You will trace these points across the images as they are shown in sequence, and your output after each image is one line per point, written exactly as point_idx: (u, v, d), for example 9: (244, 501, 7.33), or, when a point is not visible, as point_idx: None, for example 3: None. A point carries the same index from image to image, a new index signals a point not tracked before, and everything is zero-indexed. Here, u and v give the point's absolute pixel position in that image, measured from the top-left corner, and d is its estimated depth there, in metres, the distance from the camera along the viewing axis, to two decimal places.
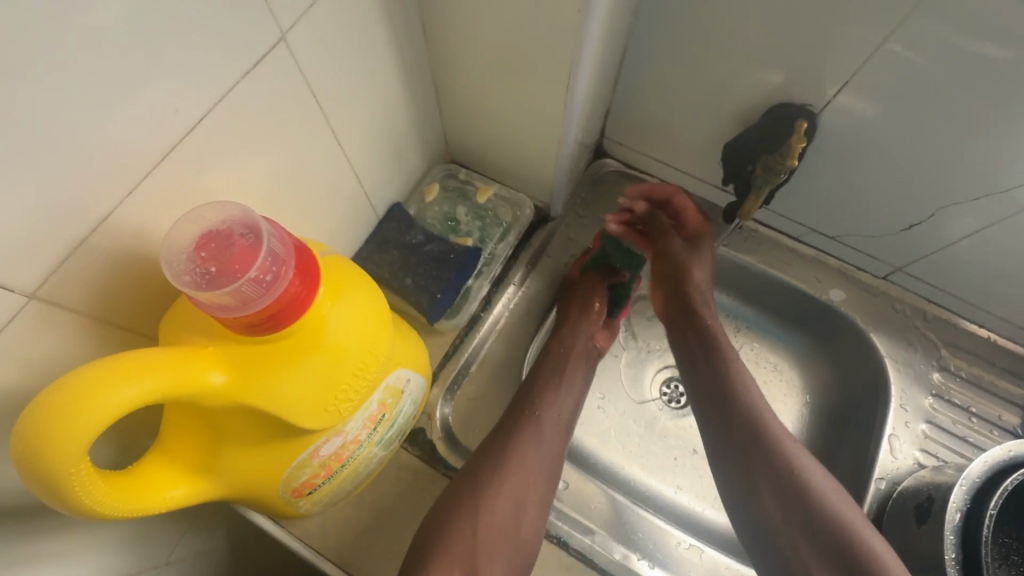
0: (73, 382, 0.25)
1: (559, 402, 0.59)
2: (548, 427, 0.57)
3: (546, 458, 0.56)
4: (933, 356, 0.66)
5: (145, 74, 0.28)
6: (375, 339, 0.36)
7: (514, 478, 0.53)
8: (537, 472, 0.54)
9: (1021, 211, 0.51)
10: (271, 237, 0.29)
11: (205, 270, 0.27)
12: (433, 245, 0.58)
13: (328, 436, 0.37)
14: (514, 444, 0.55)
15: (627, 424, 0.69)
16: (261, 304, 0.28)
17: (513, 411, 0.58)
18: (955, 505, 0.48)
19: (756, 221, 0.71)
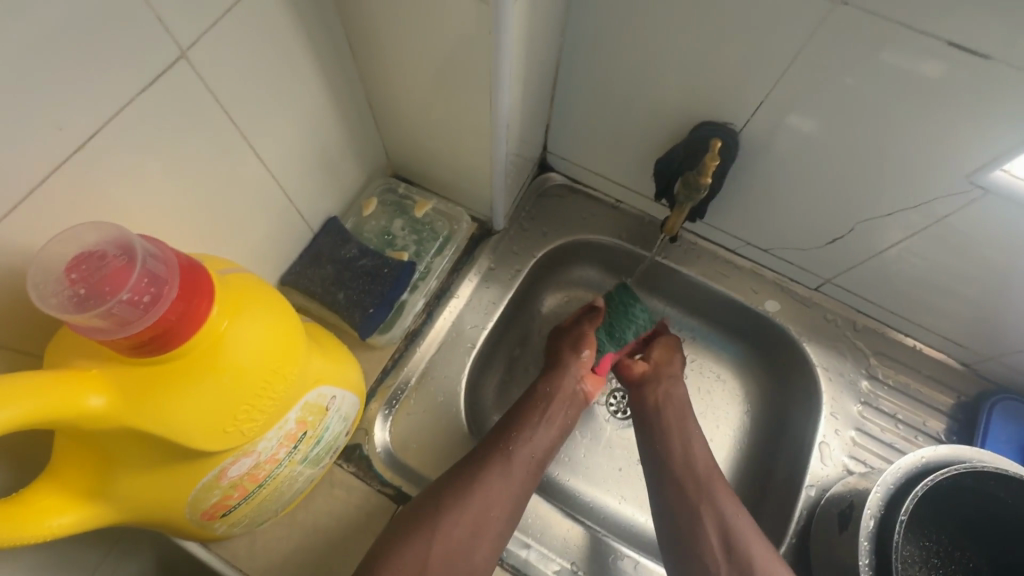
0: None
1: (535, 437, 0.59)
2: (522, 456, 0.58)
3: (513, 491, 0.56)
4: (863, 364, 0.68)
5: (23, 88, 0.27)
6: (282, 358, 0.36)
7: (475, 501, 0.54)
8: (502, 500, 0.55)
9: (929, 225, 0.54)
10: (150, 257, 0.29)
11: (75, 293, 0.26)
12: (369, 259, 0.58)
13: (236, 456, 0.36)
14: (481, 472, 0.55)
15: (572, 434, 0.70)
16: (141, 327, 0.28)
17: (488, 441, 0.58)
18: (869, 512, 0.50)
19: (694, 235, 0.73)
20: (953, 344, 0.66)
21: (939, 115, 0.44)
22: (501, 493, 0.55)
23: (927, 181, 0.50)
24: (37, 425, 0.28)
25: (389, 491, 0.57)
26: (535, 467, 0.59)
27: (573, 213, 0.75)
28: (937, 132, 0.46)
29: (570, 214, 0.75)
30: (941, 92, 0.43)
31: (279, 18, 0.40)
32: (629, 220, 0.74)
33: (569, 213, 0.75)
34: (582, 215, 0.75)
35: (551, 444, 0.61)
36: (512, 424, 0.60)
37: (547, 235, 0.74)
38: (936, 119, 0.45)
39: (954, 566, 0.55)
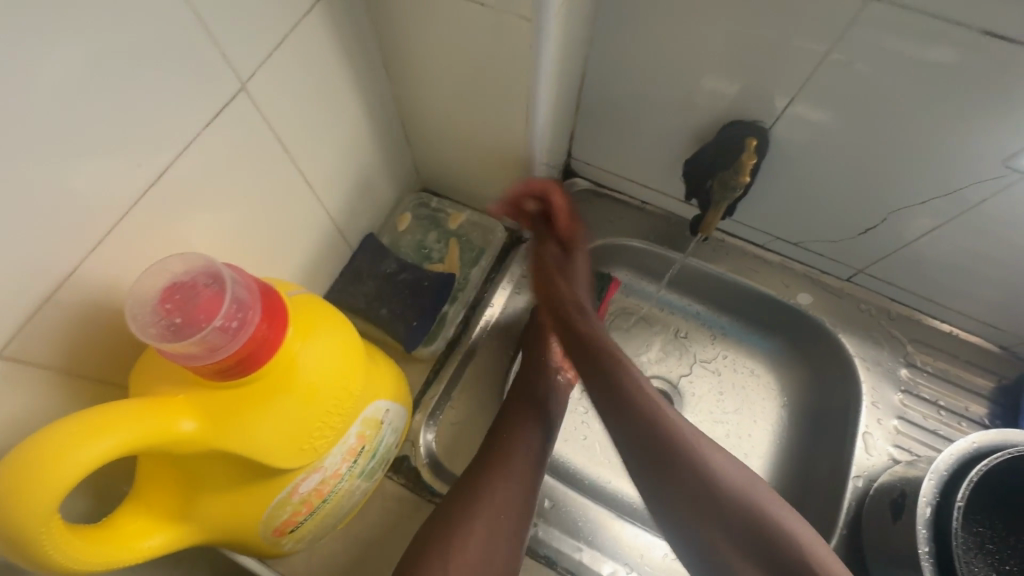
0: (42, 442, 0.25)
1: (528, 432, 0.58)
2: (517, 453, 0.56)
3: (516, 486, 0.54)
4: (900, 353, 0.68)
5: (107, 131, 0.29)
6: (347, 375, 0.37)
7: (483, 501, 0.52)
8: (507, 493, 0.53)
9: (967, 211, 0.54)
10: (237, 285, 0.30)
11: (173, 323, 0.28)
12: (408, 273, 0.59)
13: (307, 473, 0.37)
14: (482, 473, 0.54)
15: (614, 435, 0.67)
16: (229, 351, 0.28)
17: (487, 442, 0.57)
18: (925, 500, 0.49)
19: (722, 232, 0.74)
20: (991, 328, 0.66)
21: (973, 103, 0.45)
22: (507, 488, 0.54)
23: (962, 169, 0.50)
24: (134, 451, 0.29)
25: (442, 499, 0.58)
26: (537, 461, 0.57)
27: (599, 216, 0.76)
28: (971, 120, 0.46)
29: (597, 218, 0.76)
30: (975, 81, 0.43)
31: (325, 46, 0.41)
32: (656, 221, 0.75)
33: (595, 217, 0.76)
34: (608, 218, 0.76)
35: (545, 437, 0.59)
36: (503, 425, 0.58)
37: None
38: (973, 107, 0.45)
39: (1010, 552, 0.55)
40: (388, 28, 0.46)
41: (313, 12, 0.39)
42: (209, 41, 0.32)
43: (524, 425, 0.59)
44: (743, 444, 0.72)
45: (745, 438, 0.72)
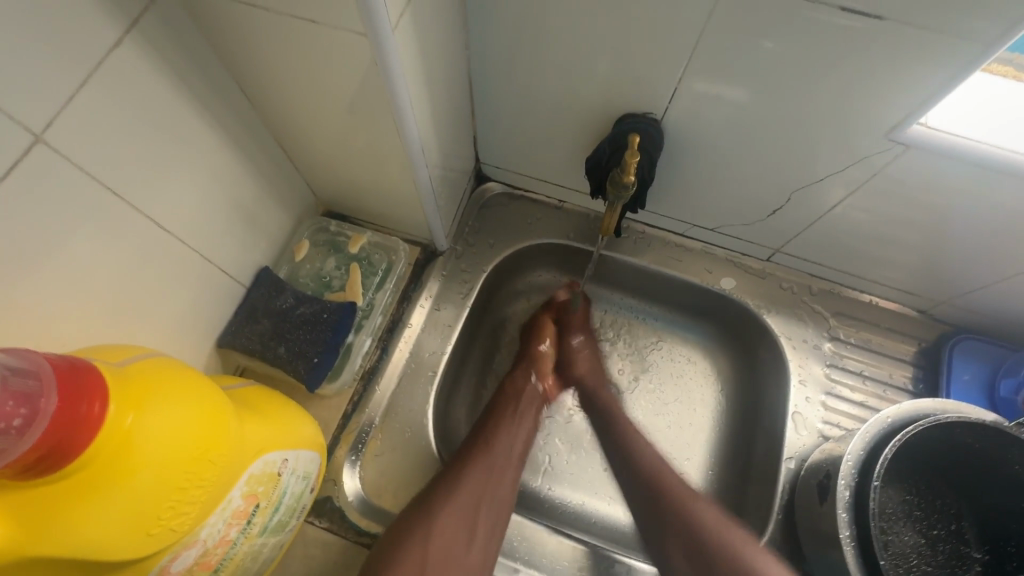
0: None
1: (510, 436, 0.60)
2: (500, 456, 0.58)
3: (500, 486, 0.56)
4: (824, 328, 0.68)
5: None
6: (207, 441, 0.34)
7: (461, 500, 0.54)
8: (486, 493, 0.55)
9: (869, 178, 0.52)
10: (15, 374, 0.27)
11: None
12: (306, 307, 0.55)
13: (175, 551, 0.34)
14: (467, 474, 0.55)
15: (553, 444, 0.69)
16: (22, 452, 0.26)
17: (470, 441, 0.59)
18: (844, 482, 0.50)
19: (641, 224, 0.72)
20: (908, 295, 0.66)
21: (841, 81, 0.44)
22: (490, 488, 0.56)
23: (847, 146, 0.50)
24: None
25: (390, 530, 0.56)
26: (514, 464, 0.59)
27: (517, 220, 0.73)
28: (842, 99, 0.45)
29: (514, 222, 0.73)
30: (835, 60, 0.42)
31: (150, 80, 0.38)
32: (575, 219, 0.73)
33: (512, 221, 0.73)
34: (526, 220, 0.73)
35: (521, 439, 0.61)
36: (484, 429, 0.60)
37: (494, 246, 0.72)
38: (843, 86, 0.44)
39: (938, 515, 0.55)
40: (231, 52, 0.43)
41: (120, 46, 0.35)
42: None
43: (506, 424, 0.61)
44: (684, 434, 0.71)
45: (687, 427, 0.71)
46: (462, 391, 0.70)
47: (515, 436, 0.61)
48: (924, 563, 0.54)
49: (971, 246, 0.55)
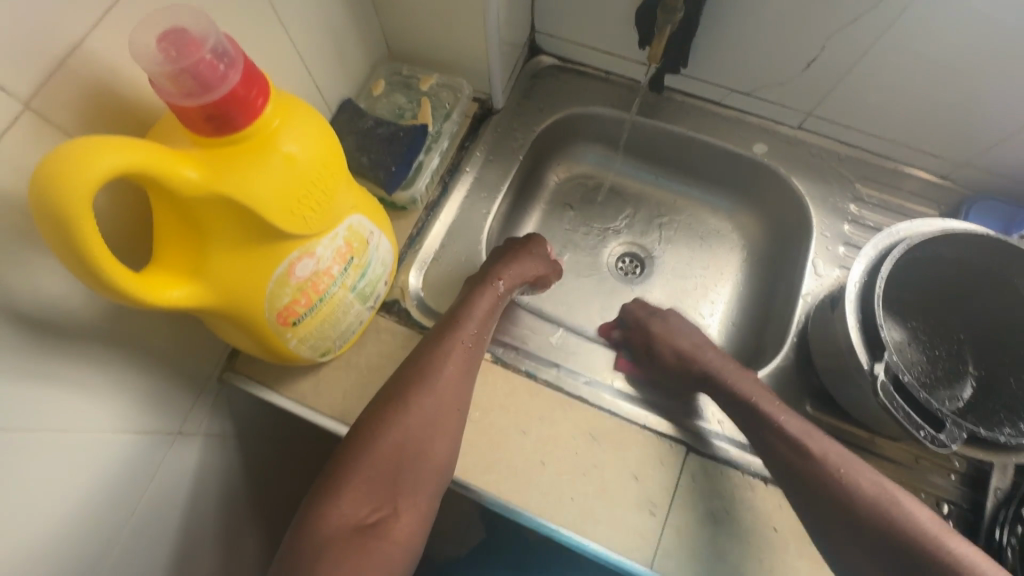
0: (63, 152, 0.30)
1: (427, 405, 0.54)
2: (452, 358, 0.57)
3: (455, 385, 0.56)
4: (850, 190, 0.72)
5: None
6: (328, 161, 0.42)
7: (416, 403, 0.54)
8: (443, 395, 0.55)
9: (903, 16, 0.56)
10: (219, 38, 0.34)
11: (140, 45, 0.32)
12: (384, 128, 0.63)
13: (300, 252, 0.43)
14: (425, 378, 0.55)
15: (602, 293, 0.79)
16: (155, 76, 0.32)
17: (430, 340, 0.58)
18: (854, 282, 0.56)
19: (682, 93, 0.78)
20: (932, 158, 0.70)
21: None
22: (447, 389, 0.55)
23: None
24: (139, 177, 0.33)
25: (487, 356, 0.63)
26: (467, 363, 0.57)
27: (566, 88, 0.80)
28: None
29: (563, 90, 0.80)
30: None
31: None
32: (619, 88, 0.79)
33: (562, 89, 0.80)
34: (575, 89, 0.80)
35: (443, 407, 0.55)
36: (395, 393, 0.55)
37: (544, 110, 0.79)
38: None
39: (940, 337, 0.61)
40: None
41: None
42: None
43: (462, 326, 0.59)
44: (709, 289, 0.80)
45: (712, 284, 0.80)
46: (517, 229, 0.81)
47: (432, 399, 0.54)
48: (924, 376, 0.60)
49: (999, 89, 0.59)
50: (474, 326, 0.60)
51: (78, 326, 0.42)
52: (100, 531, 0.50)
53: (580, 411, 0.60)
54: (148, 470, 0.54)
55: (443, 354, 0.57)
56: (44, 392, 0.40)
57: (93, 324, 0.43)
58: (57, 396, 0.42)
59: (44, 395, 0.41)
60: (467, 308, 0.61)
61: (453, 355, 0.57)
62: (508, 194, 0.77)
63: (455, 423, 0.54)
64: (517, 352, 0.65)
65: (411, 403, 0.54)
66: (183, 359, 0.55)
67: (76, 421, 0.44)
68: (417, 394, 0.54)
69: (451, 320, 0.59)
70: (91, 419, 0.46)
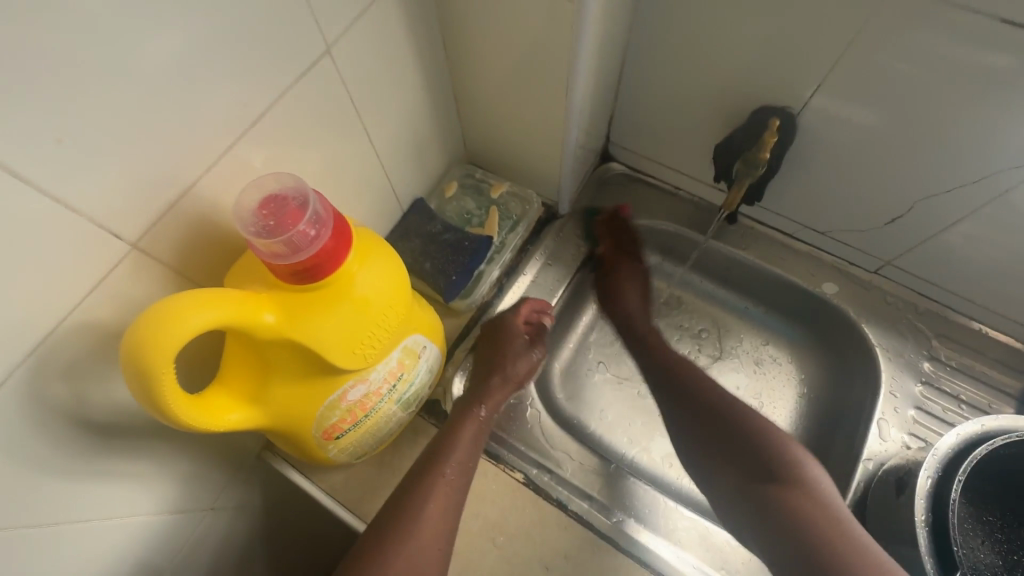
0: (155, 311, 0.31)
1: (412, 548, 0.51)
2: (438, 490, 0.54)
3: (441, 524, 0.52)
4: (924, 347, 0.68)
5: (239, 80, 0.37)
6: (396, 298, 0.43)
7: (397, 547, 0.50)
8: (427, 538, 0.51)
9: (999, 197, 0.54)
10: (315, 200, 0.36)
11: (244, 209, 0.35)
12: (451, 234, 0.64)
13: (354, 380, 0.44)
14: (411, 514, 0.52)
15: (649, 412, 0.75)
16: (252, 240, 0.33)
17: (417, 471, 0.55)
18: (928, 472, 0.52)
19: (752, 220, 0.76)
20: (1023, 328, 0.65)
21: (997, 91, 0.47)
22: (433, 532, 0.52)
23: (986, 156, 0.52)
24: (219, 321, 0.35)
25: (518, 476, 0.61)
26: (453, 499, 0.54)
27: (633, 199, 0.80)
28: (990, 107, 0.48)
29: (631, 200, 0.80)
30: (994, 69, 0.45)
31: (394, 20, 0.48)
32: (686, 206, 0.79)
33: (629, 200, 0.80)
34: (642, 201, 0.80)
35: (434, 537, 0.52)
36: (381, 533, 0.51)
37: (609, 219, 0.79)
38: (997, 95, 0.47)
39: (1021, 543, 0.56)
40: (450, 6, 0.53)
41: None
42: (311, 14, 0.39)
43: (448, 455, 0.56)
44: None
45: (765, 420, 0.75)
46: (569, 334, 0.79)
47: (417, 540, 0.51)
48: None
49: None
50: (461, 458, 0.56)
51: (140, 427, 0.43)
52: None
53: (608, 555, 0.57)
54: (172, 548, 0.55)
55: (428, 488, 0.53)
56: (95, 488, 0.42)
57: (156, 425, 0.45)
58: (106, 490, 0.43)
59: (96, 489, 0.42)
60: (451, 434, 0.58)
61: (438, 488, 0.54)
62: (562, 300, 0.76)
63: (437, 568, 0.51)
64: (548, 477, 0.62)
65: (390, 551, 0.50)
66: (228, 444, 0.56)
67: (117, 509, 0.46)
68: (398, 535, 0.51)
69: (437, 448, 0.56)
70: (132, 506, 0.47)
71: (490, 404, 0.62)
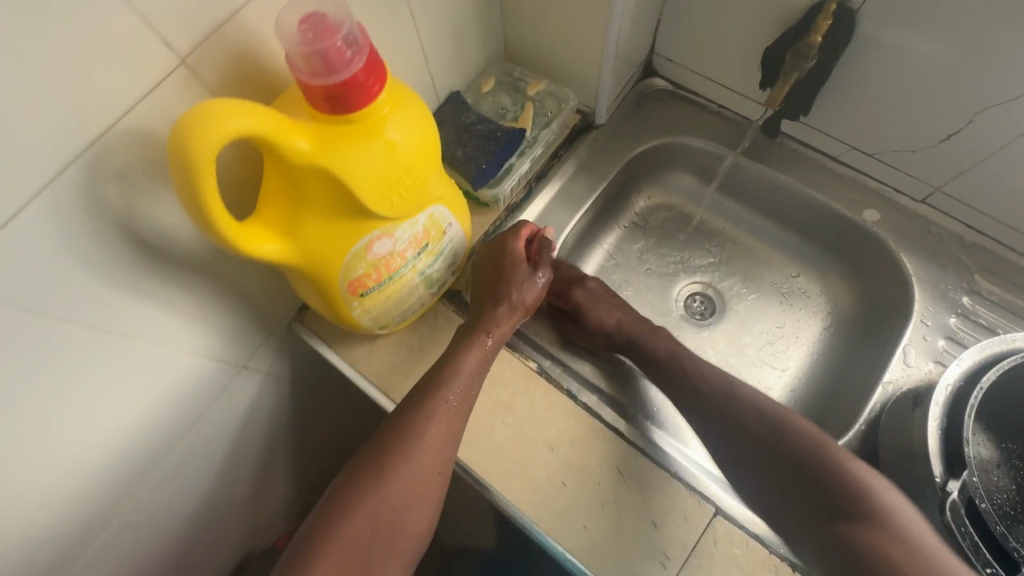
0: (199, 111, 0.34)
1: (410, 470, 0.54)
2: (437, 417, 0.55)
3: (441, 451, 0.55)
4: (965, 280, 0.65)
5: None
6: (424, 152, 0.44)
7: (395, 469, 0.54)
8: (425, 462, 0.54)
9: None
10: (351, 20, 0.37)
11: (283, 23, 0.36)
12: (484, 126, 0.64)
13: (380, 231, 0.46)
14: (413, 438, 0.55)
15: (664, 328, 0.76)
16: (291, 51, 0.35)
17: (417, 395, 0.57)
18: (947, 383, 0.53)
19: (797, 142, 0.73)
20: None
21: None
22: (432, 456, 0.55)
23: None
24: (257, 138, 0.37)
25: (533, 364, 0.63)
26: (452, 424, 0.56)
27: (673, 115, 0.78)
28: None
29: (670, 117, 0.78)
30: None
31: None
32: (728, 125, 0.76)
33: (669, 116, 0.78)
34: (682, 118, 0.78)
35: (435, 463, 0.55)
36: (380, 456, 0.55)
37: (645, 134, 0.77)
38: None
39: None
40: None
41: None
42: None
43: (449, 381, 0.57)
44: (780, 352, 0.75)
45: (782, 347, 0.75)
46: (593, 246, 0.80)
47: (417, 465, 0.54)
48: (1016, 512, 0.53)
49: None
50: (461, 384, 0.57)
51: (183, 259, 0.46)
52: (158, 434, 0.56)
53: (612, 444, 0.59)
54: (209, 394, 0.60)
55: (428, 414, 0.55)
56: (141, 305, 0.46)
57: (197, 262, 0.48)
58: (150, 311, 0.47)
59: (142, 309, 0.46)
60: (452, 360, 0.58)
61: (437, 415, 0.55)
62: (590, 209, 0.76)
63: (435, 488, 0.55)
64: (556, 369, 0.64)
65: (390, 474, 0.54)
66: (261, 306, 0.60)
67: (161, 337, 0.50)
68: (397, 460, 0.54)
69: (438, 375, 0.57)
70: (174, 338, 0.51)
71: (498, 330, 0.61)
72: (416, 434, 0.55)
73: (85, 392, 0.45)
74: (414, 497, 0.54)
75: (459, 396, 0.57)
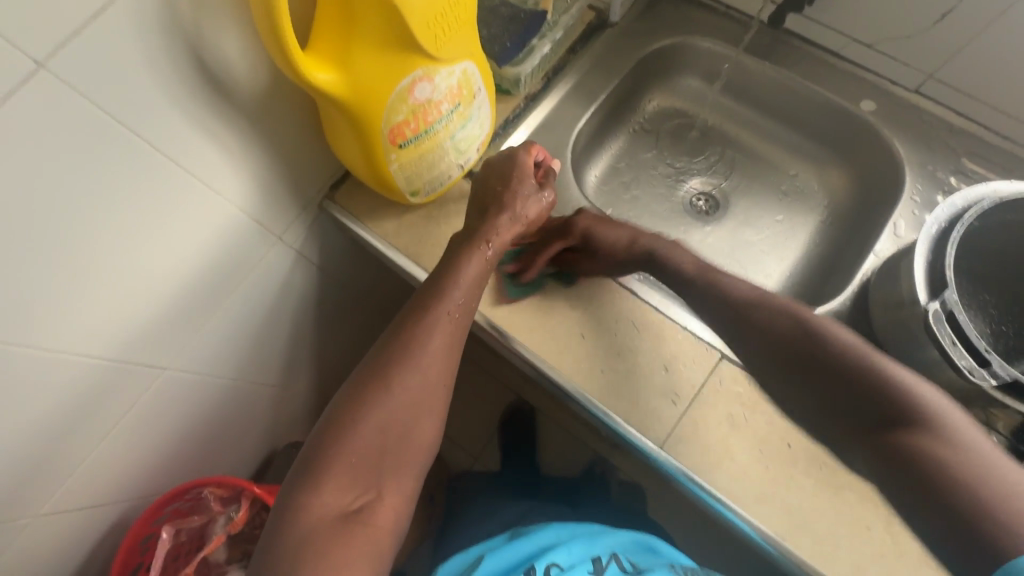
0: None
1: (416, 376, 0.53)
2: (438, 323, 0.55)
3: (441, 359, 0.55)
4: (952, 163, 0.70)
5: None
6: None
7: (398, 380, 0.52)
8: (427, 370, 0.54)
9: None
10: None
11: None
12: (506, 9, 0.68)
13: (421, 73, 0.50)
14: (414, 347, 0.54)
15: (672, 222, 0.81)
16: None
17: (416, 306, 0.56)
18: (935, 222, 0.58)
19: (800, 39, 0.77)
20: None
21: None
22: (435, 364, 0.54)
23: None
24: None
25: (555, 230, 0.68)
26: (453, 332, 0.56)
27: (683, 18, 0.81)
28: None
29: (680, 19, 0.81)
30: None
31: None
32: (735, 26, 0.80)
33: (678, 18, 0.81)
34: (691, 20, 0.81)
35: (439, 374, 0.55)
36: (378, 373, 0.53)
37: (656, 34, 0.81)
38: None
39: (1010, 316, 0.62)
40: None
41: None
42: None
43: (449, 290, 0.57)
44: (779, 242, 0.80)
45: (780, 237, 0.80)
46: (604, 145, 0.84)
47: (419, 374, 0.53)
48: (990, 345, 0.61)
49: None
50: (459, 294, 0.57)
51: (236, 99, 0.50)
52: (204, 288, 0.60)
53: (627, 303, 0.64)
54: (246, 259, 0.63)
55: (429, 322, 0.55)
56: (200, 141, 0.49)
57: (247, 105, 0.51)
58: (207, 150, 0.51)
59: (199, 145, 0.50)
60: (450, 271, 0.58)
61: (438, 321, 0.55)
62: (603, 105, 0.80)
63: (441, 398, 0.55)
64: None
65: (393, 385, 0.52)
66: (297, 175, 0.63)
67: (212, 182, 0.53)
68: (400, 367, 0.53)
69: (439, 284, 0.57)
70: (223, 187, 0.55)
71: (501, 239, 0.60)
72: (420, 343, 0.54)
73: (133, 215, 0.47)
74: (419, 408, 0.53)
75: (461, 308, 0.57)
